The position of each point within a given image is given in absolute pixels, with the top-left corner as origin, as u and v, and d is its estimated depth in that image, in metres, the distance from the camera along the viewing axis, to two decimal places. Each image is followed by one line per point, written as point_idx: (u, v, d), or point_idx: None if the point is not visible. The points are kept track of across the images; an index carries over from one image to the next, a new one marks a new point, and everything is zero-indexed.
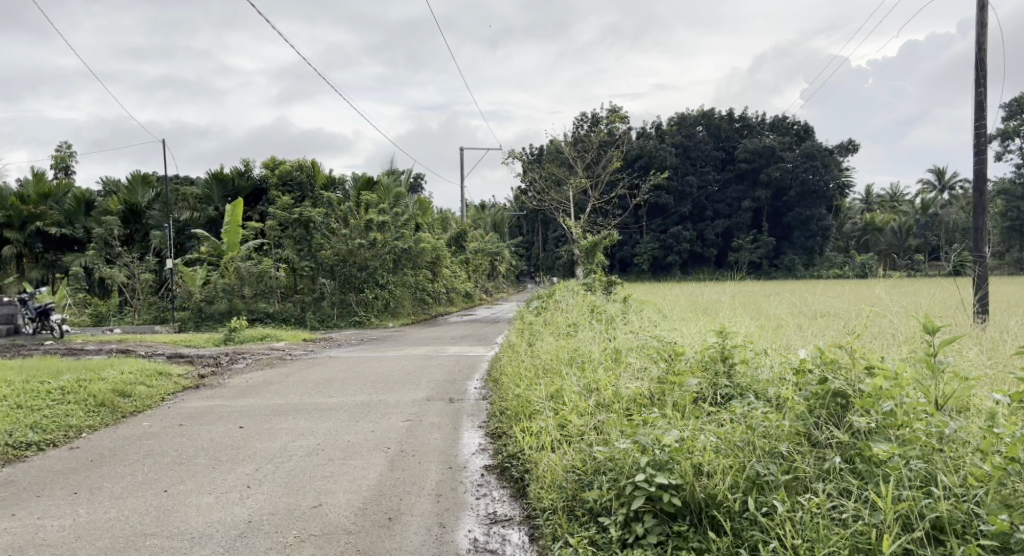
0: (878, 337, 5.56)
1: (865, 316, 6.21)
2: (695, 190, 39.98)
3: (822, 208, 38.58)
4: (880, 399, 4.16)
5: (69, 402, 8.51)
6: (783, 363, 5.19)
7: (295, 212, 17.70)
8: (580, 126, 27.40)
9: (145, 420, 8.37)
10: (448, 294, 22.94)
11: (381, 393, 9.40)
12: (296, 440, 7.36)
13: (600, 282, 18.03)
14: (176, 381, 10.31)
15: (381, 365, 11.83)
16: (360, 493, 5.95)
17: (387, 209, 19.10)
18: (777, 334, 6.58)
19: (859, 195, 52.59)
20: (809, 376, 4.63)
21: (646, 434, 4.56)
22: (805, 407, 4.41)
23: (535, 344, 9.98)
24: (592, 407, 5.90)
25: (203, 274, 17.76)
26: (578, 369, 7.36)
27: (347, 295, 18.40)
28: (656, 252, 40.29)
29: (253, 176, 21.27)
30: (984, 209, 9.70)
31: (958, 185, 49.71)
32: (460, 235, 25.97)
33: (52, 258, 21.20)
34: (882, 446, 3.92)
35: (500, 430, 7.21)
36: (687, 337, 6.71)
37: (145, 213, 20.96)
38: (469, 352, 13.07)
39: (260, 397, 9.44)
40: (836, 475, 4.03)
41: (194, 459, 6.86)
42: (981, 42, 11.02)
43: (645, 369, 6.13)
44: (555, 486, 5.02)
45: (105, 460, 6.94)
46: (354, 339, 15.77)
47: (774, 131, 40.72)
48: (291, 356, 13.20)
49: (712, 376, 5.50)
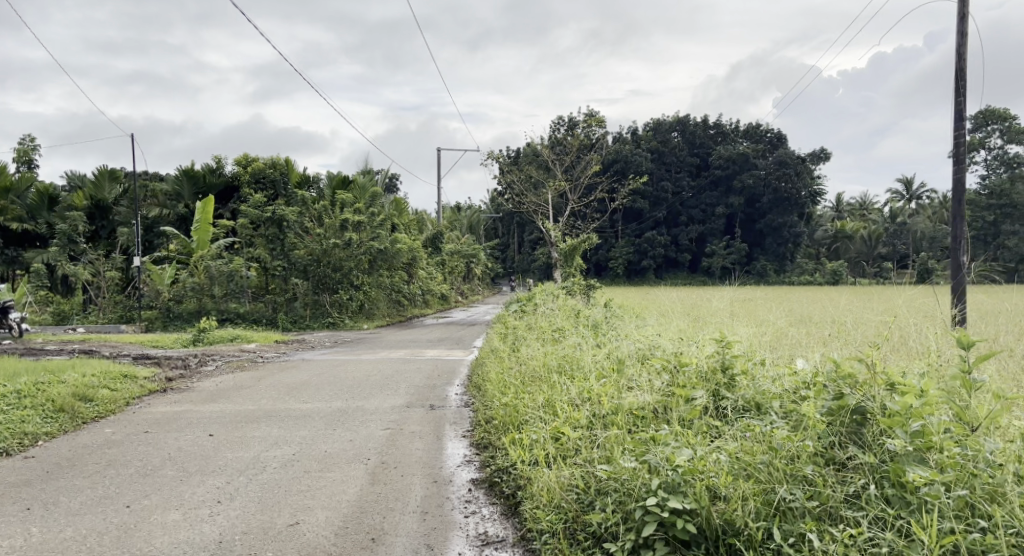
0: (895, 351, 5.32)
1: (882, 329, 5.95)
2: (669, 196, 40.00)
3: (795, 215, 38.45)
4: (909, 418, 3.90)
5: (26, 407, 8.03)
6: (792, 376, 4.91)
7: (268, 211, 17.10)
8: (557, 129, 27.01)
9: (106, 427, 7.90)
10: (424, 295, 22.54)
11: (358, 399, 9.00)
12: (270, 449, 6.97)
13: (579, 286, 17.72)
14: (142, 383, 9.84)
15: (359, 369, 11.42)
16: (340, 509, 5.58)
17: (363, 209, 18.59)
18: (781, 343, 6.30)
19: (830, 203, 52.98)
20: (826, 392, 4.35)
21: (656, 452, 4.28)
22: (825, 424, 4.14)
23: (520, 350, 9.63)
24: (589, 421, 5.59)
25: (171, 273, 17.34)
26: (569, 379, 7.02)
27: (321, 296, 17.90)
28: (631, 256, 40.40)
29: (225, 174, 20.67)
30: (961, 219, 9.54)
31: (925, 195, 50.22)
32: (437, 236, 25.68)
33: (13, 254, 20.44)
34: (917, 473, 3.68)
35: (487, 441, 6.85)
36: (685, 344, 6.39)
37: (111, 209, 20.36)
38: (448, 356, 12.71)
39: (231, 402, 9.01)
40: (865, 501, 3.80)
41: (160, 471, 6.43)
42: (962, 51, 10.88)
43: (644, 377, 5.80)
44: (553, 506, 4.70)
45: (63, 471, 6.48)
46: (327, 341, 15.36)
47: (748, 138, 40.31)
48: (263, 359, 12.69)
49: (715, 388, 5.21)
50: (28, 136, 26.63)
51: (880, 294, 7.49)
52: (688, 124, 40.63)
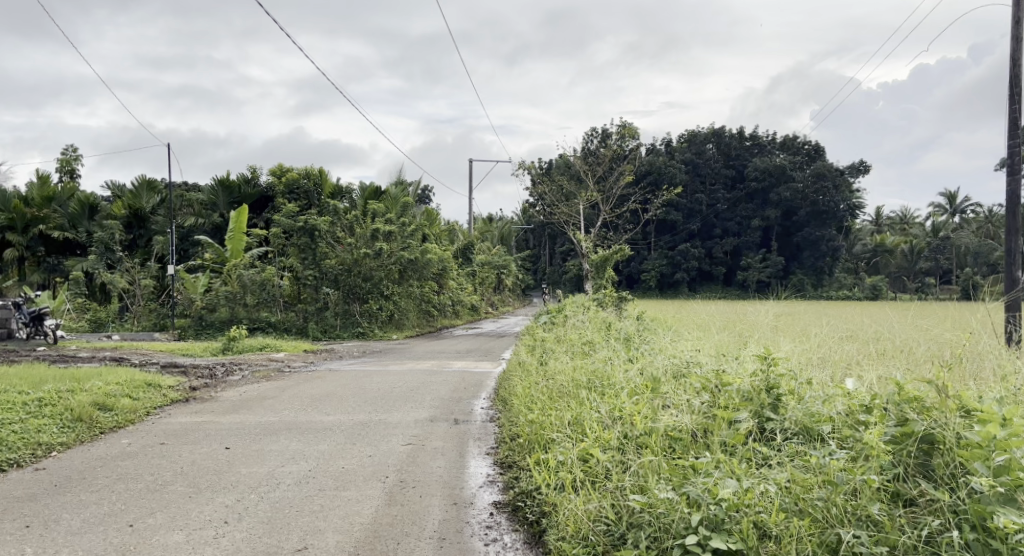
0: (969, 373, 4.81)
1: (953, 350, 5.42)
2: (704, 208, 39.41)
3: (832, 229, 37.58)
4: (994, 450, 3.47)
5: (44, 416, 7.79)
6: (848, 398, 4.46)
7: (300, 220, 16.99)
8: (590, 140, 26.57)
9: (122, 438, 7.62)
10: (454, 306, 22.13)
11: (381, 412, 8.64)
12: (285, 465, 6.61)
13: (611, 298, 17.20)
14: (165, 393, 9.57)
15: (386, 380, 11.09)
16: (352, 533, 5.19)
17: (394, 218, 18.36)
18: (836, 363, 5.75)
19: (869, 217, 51.89)
20: (888, 418, 3.94)
21: (696, 485, 3.90)
22: (890, 456, 3.71)
23: (548, 363, 9.17)
24: (620, 443, 5.15)
25: (205, 281, 17.27)
26: (600, 397, 6.55)
27: (351, 305, 17.59)
28: (664, 268, 39.74)
29: (259, 184, 20.54)
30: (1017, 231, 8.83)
31: (969, 209, 48.87)
32: (468, 247, 25.54)
33: (53, 262, 20.60)
34: (1008, 518, 3.24)
35: (512, 460, 6.44)
36: (728, 361, 5.88)
37: (148, 218, 20.43)
38: (476, 368, 12.30)
39: (253, 413, 8.69)
40: (941, 547, 3.36)
41: (169, 487, 6.10)
42: (1017, 57, 10.26)
43: (683, 397, 5.31)
44: (580, 539, 4.28)
45: (70, 485, 6.19)
46: (355, 351, 15.04)
47: (784, 150, 39.63)
48: (289, 369, 12.42)
49: (760, 409, 4.76)
50: (68, 147, 26.99)
51: (933, 311, 7.07)
52: (724, 136, 40.01)
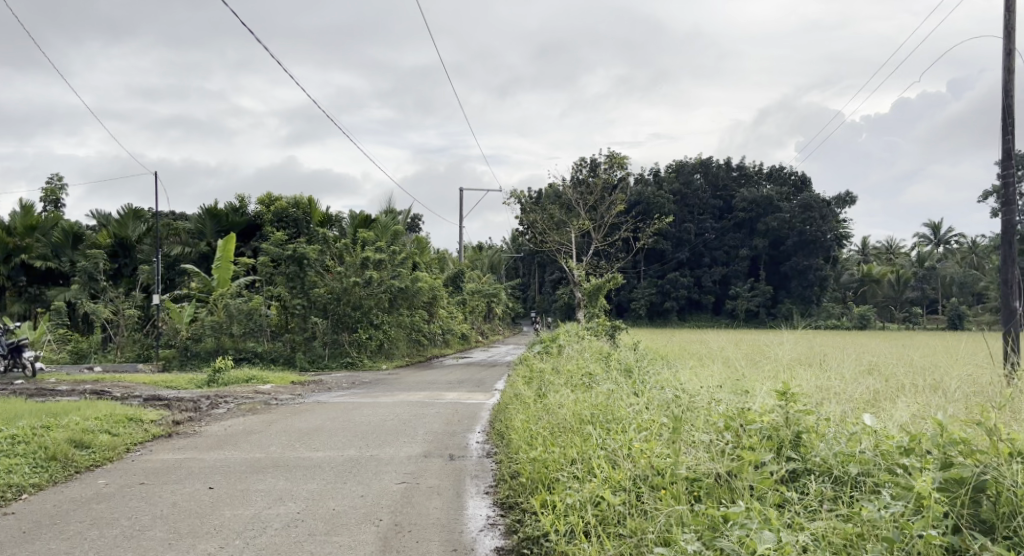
0: (1013, 416, 4.50)
1: (991, 394, 5.10)
2: (692, 237, 39.29)
3: (820, 259, 37.41)
4: None
5: (16, 455, 7.35)
6: (882, 439, 4.19)
7: (288, 248, 16.66)
8: (579, 170, 26.40)
9: (100, 477, 7.19)
10: (443, 335, 21.75)
11: (372, 448, 8.23)
12: (273, 506, 6.22)
13: (604, 327, 16.83)
14: (147, 427, 9.14)
15: (377, 412, 10.67)
16: None
17: (384, 247, 17.96)
18: (861, 399, 5.42)
19: (856, 247, 52.08)
20: (933, 461, 3.68)
21: (731, 536, 3.58)
22: (941, 504, 3.45)
23: (546, 397, 8.75)
24: (634, 484, 4.83)
25: (190, 311, 16.91)
26: (606, 433, 6.19)
27: (340, 335, 17.14)
28: (653, 297, 39.50)
29: (248, 213, 20.22)
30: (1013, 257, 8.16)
31: (954, 240, 49.09)
32: (458, 275, 25.22)
33: (35, 291, 20.17)
34: None
35: (513, 501, 6.07)
36: (745, 397, 5.55)
37: (134, 246, 20.00)
38: (469, 400, 11.87)
39: (238, 449, 8.26)
40: None
41: (148, 532, 5.69)
42: None
43: (700, 435, 4.99)
44: None
45: (40, 533, 5.76)
46: (345, 382, 14.57)
47: (771, 181, 39.84)
48: (277, 401, 11.98)
49: (784, 448, 4.46)
50: (55, 175, 26.61)
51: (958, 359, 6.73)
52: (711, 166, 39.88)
